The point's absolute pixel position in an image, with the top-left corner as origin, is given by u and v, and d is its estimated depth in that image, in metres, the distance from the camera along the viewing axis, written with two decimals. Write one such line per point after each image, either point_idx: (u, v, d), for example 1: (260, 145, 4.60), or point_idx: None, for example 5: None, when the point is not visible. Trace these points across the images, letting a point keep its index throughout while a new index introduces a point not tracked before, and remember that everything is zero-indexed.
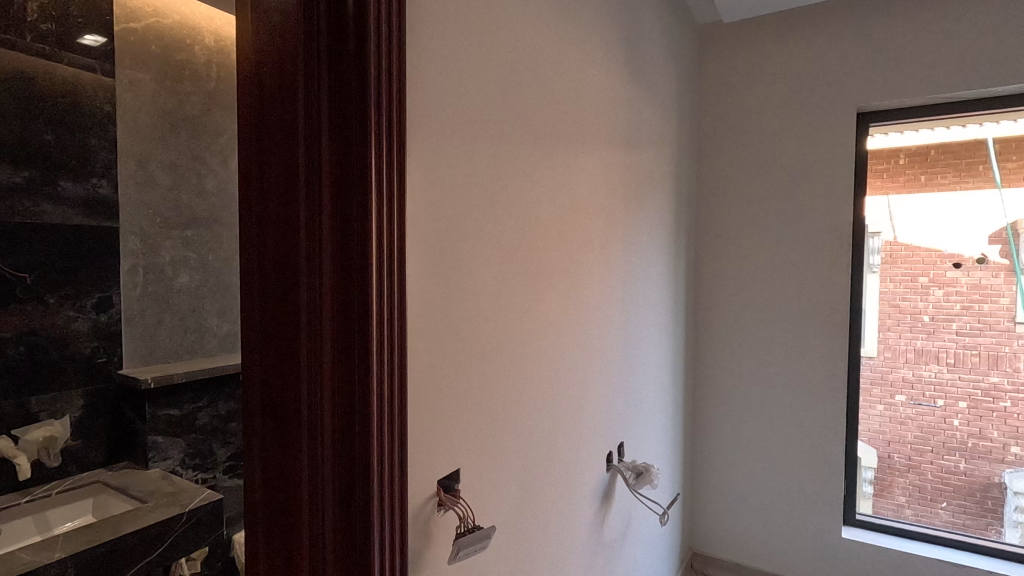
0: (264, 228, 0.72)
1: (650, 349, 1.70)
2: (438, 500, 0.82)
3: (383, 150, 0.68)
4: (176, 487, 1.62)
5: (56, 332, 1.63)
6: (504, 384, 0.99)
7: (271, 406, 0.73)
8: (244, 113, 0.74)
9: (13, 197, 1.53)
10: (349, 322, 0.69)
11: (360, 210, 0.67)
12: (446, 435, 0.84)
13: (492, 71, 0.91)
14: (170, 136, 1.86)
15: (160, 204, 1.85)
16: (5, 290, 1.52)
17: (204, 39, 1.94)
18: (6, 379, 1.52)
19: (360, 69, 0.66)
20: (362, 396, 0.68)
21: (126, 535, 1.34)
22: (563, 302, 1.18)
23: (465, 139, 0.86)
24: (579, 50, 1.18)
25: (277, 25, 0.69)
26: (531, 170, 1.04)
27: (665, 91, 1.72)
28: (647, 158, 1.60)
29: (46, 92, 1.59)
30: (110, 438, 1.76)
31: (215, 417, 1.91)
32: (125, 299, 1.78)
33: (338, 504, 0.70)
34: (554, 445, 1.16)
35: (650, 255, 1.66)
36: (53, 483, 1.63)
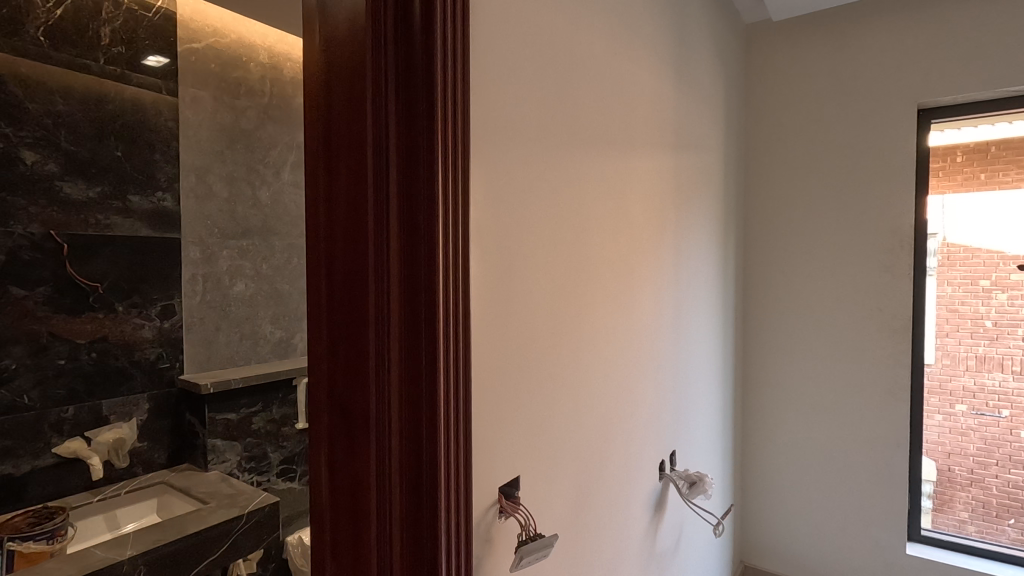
0: (332, 235, 0.73)
1: (701, 353, 1.66)
2: (499, 507, 0.82)
3: (449, 158, 0.69)
4: (236, 488, 1.67)
5: (124, 339, 1.71)
6: (560, 389, 0.98)
7: (339, 412, 0.74)
8: (312, 124, 0.76)
9: (87, 211, 1.62)
10: (417, 326, 0.70)
11: (428, 216, 0.68)
12: (507, 440, 0.84)
13: (547, 76, 0.91)
14: (227, 149, 1.93)
15: (218, 214, 1.92)
16: (79, 299, 1.61)
17: (259, 56, 2.01)
18: (80, 383, 1.61)
19: (427, 79, 0.68)
20: (430, 399, 0.69)
21: (192, 534, 1.40)
22: (616, 307, 1.16)
23: (523, 145, 0.86)
24: (631, 50, 1.17)
25: (346, 37, 0.70)
26: (585, 174, 1.03)
27: (714, 93, 1.69)
28: (697, 160, 1.57)
29: (117, 112, 1.68)
30: (172, 440, 1.83)
31: (269, 422, 1.97)
32: (186, 307, 1.86)
33: (405, 507, 0.72)
34: (607, 452, 1.14)
35: (701, 257, 1.63)
36: (121, 484, 1.70)
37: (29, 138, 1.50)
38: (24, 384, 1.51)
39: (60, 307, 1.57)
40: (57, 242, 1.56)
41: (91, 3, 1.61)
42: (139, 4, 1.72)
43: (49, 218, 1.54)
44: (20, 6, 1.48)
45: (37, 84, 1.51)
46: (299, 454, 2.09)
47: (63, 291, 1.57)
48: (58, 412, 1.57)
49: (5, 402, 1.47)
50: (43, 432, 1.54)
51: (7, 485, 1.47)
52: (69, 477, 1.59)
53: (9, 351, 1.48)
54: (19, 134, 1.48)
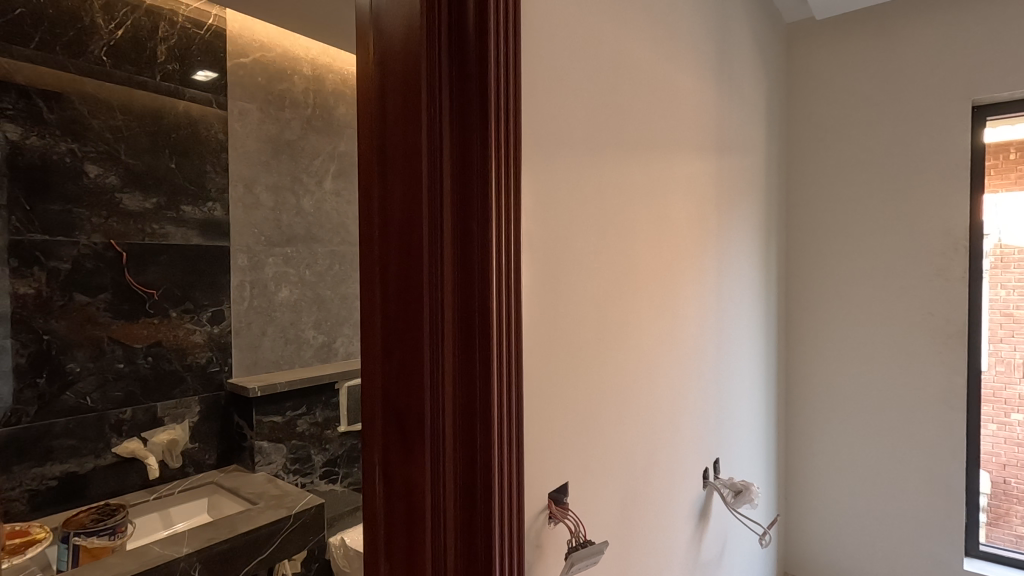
0: (386, 243, 0.75)
1: (744, 359, 1.63)
2: (549, 513, 0.82)
3: (502, 167, 0.70)
4: (282, 490, 1.71)
5: (177, 344, 1.77)
6: (606, 395, 0.97)
7: (393, 417, 0.75)
8: (366, 133, 0.78)
9: (144, 221, 1.69)
10: (471, 332, 0.71)
11: (482, 225, 0.69)
12: (556, 447, 0.84)
13: (594, 82, 0.91)
14: (273, 160, 2.00)
15: (264, 223, 1.98)
16: (136, 305, 1.68)
17: (302, 69, 2.08)
18: (137, 386, 1.68)
19: (480, 90, 0.69)
20: (484, 404, 0.70)
21: (242, 533, 1.44)
22: (660, 313, 1.15)
23: (572, 152, 0.86)
24: (674, 54, 1.16)
25: (400, 51, 0.72)
26: (630, 180, 1.03)
27: (756, 95, 1.66)
28: (739, 162, 1.54)
29: (172, 125, 1.75)
30: (221, 442, 1.89)
31: (313, 425, 2.01)
32: (234, 312, 1.92)
33: (459, 510, 0.73)
34: (652, 459, 1.13)
35: (743, 260, 1.60)
36: (174, 483, 1.76)
37: (92, 152, 1.58)
38: (87, 387, 1.58)
39: (119, 313, 1.64)
40: (117, 251, 1.63)
41: (148, 23, 1.69)
42: (192, 22, 1.80)
43: (110, 228, 1.62)
44: (85, 27, 1.56)
45: (99, 101, 1.59)
46: (340, 457, 2.13)
47: (122, 298, 1.65)
48: (117, 414, 1.64)
49: (69, 403, 1.55)
50: (104, 433, 1.61)
51: (71, 483, 1.55)
52: (126, 476, 1.66)
53: (74, 355, 1.56)
54: (82, 149, 1.56)
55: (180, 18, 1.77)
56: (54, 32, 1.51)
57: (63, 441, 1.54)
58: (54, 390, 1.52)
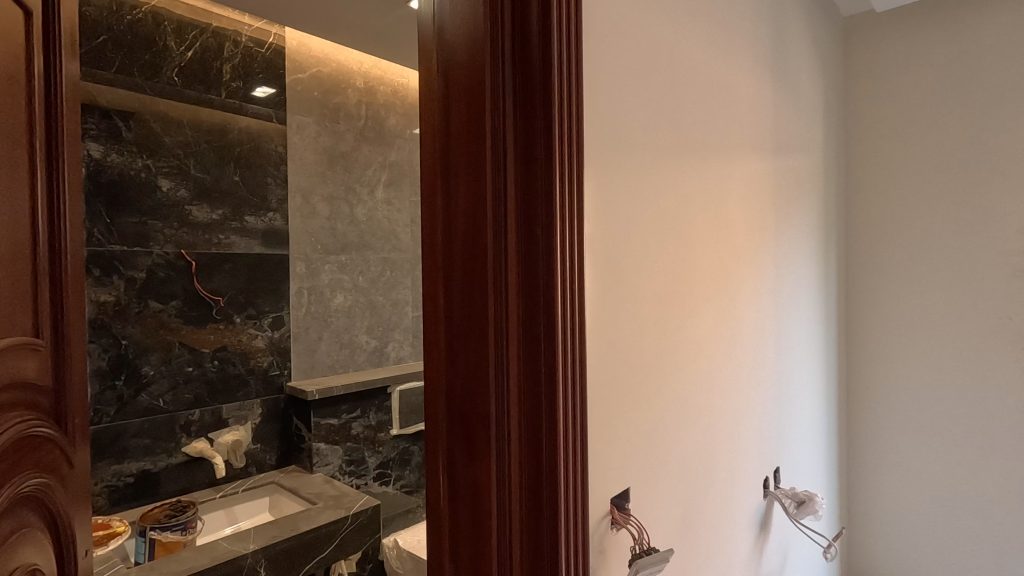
0: (450, 251, 0.76)
1: (804, 365, 1.57)
2: (611, 519, 0.82)
3: (566, 173, 0.71)
4: (339, 491, 1.75)
5: (241, 348, 1.85)
6: (667, 401, 0.96)
7: (457, 419, 0.76)
8: (428, 142, 0.80)
9: (211, 232, 1.78)
10: (536, 338, 0.72)
11: (546, 231, 0.70)
12: (617, 454, 0.83)
13: (653, 85, 0.90)
14: (328, 171, 2.09)
15: (320, 231, 2.07)
16: (204, 311, 1.77)
17: (356, 82, 2.18)
18: (205, 389, 1.77)
19: (545, 95, 0.70)
20: (550, 409, 0.70)
21: (304, 532, 1.49)
22: (718, 317, 1.13)
23: (632, 155, 0.86)
24: (730, 54, 1.14)
25: (464, 62, 0.74)
26: (688, 182, 1.01)
27: (814, 93, 1.62)
28: (797, 162, 1.50)
29: (236, 140, 1.84)
30: (281, 443, 1.95)
31: (367, 428, 2.07)
32: (293, 318, 2.00)
33: (525, 512, 0.73)
34: (712, 467, 1.10)
35: (802, 263, 1.55)
36: (238, 482, 1.84)
37: (164, 168, 1.68)
38: (160, 389, 1.67)
39: (189, 319, 1.73)
40: (187, 260, 1.72)
41: (215, 44, 1.78)
42: (254, 41, 1.89)
43: (180, 239, 1.71)
44: (159, 51, 1.66)
45: (171, 119, 1.69)
46: (393, 459, 2.18)
47: (191, 305, 1.74)
48: (187, 416, 1.73)
49: (144, 404, 1.64)
50: (174, 433, 1.70)
51: (145, 480, 1.64)
52: (195, 475, 1.75)
53: (148, 359, 1.65)
54: (156, 165, 1.66)
55: (244, 38, 1.86)
56: (132, 55, 1.61)
57: (139, 440, 1.63)
58: (131, 391, 1.61)
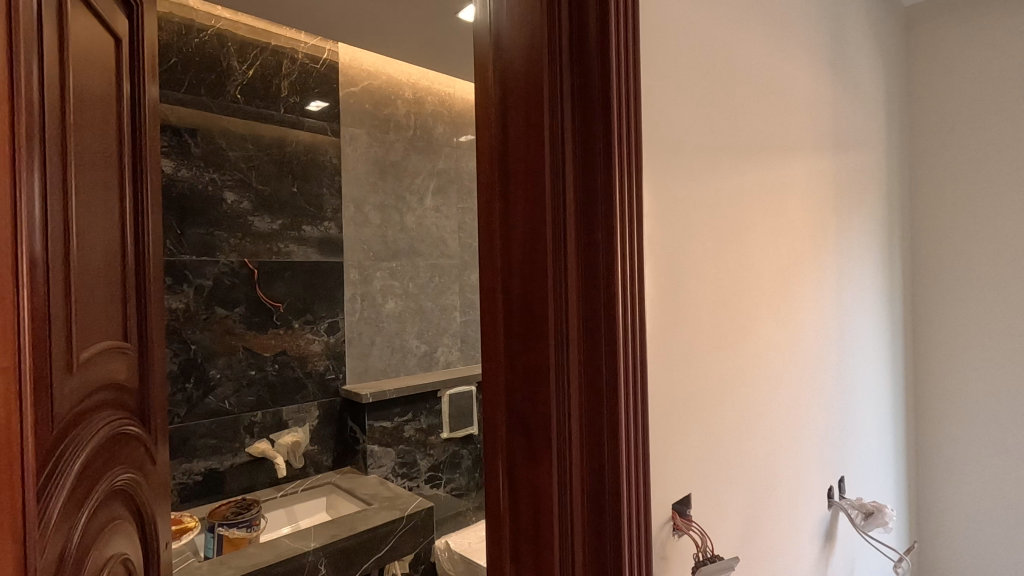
0: (509, 254, 0.77)
1: (868, 370, 1.50)
2: (673, 525, 0.80)
3: (625, 176, 0.71)
4: (393, 492, 1.79)
5: (300, 353, 1.92)
6: (727, 406, 0.93)
7: (517, 422, 0.77)
8: (486, 149, 0.81)
9: (272, 241, 1.86)
10: (597, 340, 0.71)
11: (607, 233, 0.70)
12: (679, 459, 0.82)
13: (711, 85, 0.89)
14: (379, 180, 2.17)
15: (372, 239, 2.14)
16: (266, 317, 1.85)
17: (405, 93, 2.26)
18: (266, 391, 1.84)
19: (604, 98, 0.70)
20: (612, 412, 0.70)
21: (361, 532, 1.53)
22: (778, 320, 1.09)
23: (691, 157, 0.85)
24: (786, 51, 1.11)
25: (523, 69, 0.75)
26: (746, 182, 0.99)
27: (874, 86, 1.56)
28: (857, 159, 1.44)
29: (294, 152, 1.92)
30: (337, 445, 2.01)
31: (418, 431, 2.11)
32: (347, 323, 2.06)
33: (587, 515, 0.73)
34: (774, 475, 1.07)
35: (864, 264, 1.48)
36: (298, 482, 1.91)
37: (229, 181, 1.77)
38: (226, 392, 1.75)
39: (251, 324, 1.81)
40: (249, 268, 1.80)
41: (274, 61, 1.87)
42: (310, 58, 1.97)
43: (244, 248, 1.80)
44: (224, 70, 1.75)
45: (234, 134, 1.77)
46: (444, 462, 2.21)
47: (254, 311, 1.82)
48: (250, 417, 1.80)
49: (212, 406, 1.72)
50: (239, 433, 1.77)
51: (212, 478, 1.72)
52: (258, 474, 1.82)
53: (215, 362, 1.73)
54: (222, 178, 1.75)
55: (300, 55, 1.94)
56: (199, 76, 1.71)
57: (206, 440, 1.71)
58: (200, 393, 1.70)
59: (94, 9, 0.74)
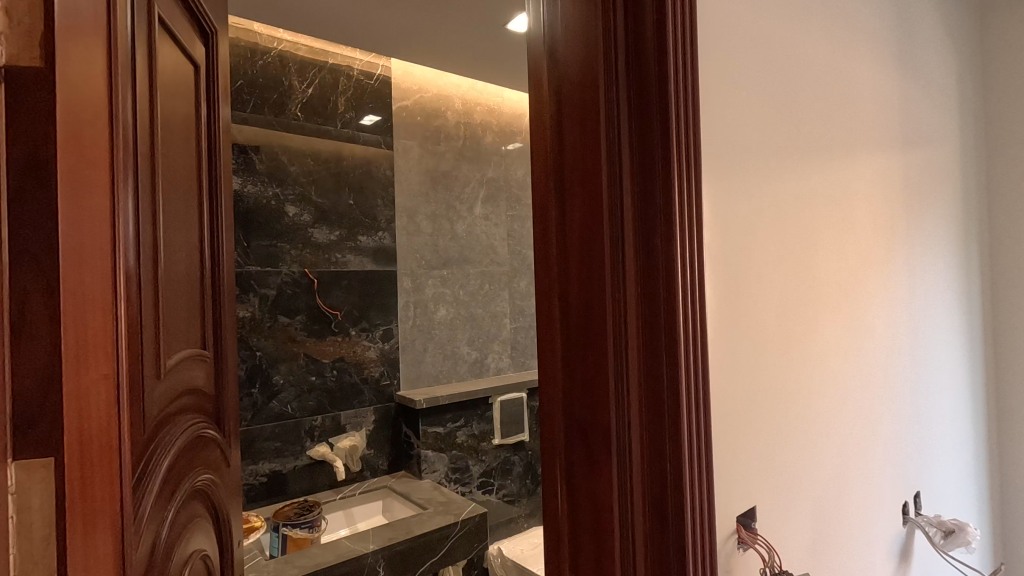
0: (566, 263, 0.78)
1: (944, 378, 1.41)
2: (738, 538, 0.78)
3: (685, 181, 0.70)
4: (448, 497, 1.82)
5: (356, 359, 1.99)
6: (793, 415, 0.90)
7: (576, 429, 0.77)
8: (541, 158, 0.82)
9: (330, 251, 1.94)
10: (656, 347, 0.71)
11: (666, 240, 0.69)
12: (743, 470, 0.80)
13: (770, 85, 0.86)
14: (430, 190, 2.22)
15: (424, 248, 2.19)
16: (325, 325, 1.92)
17: (454, 105, 2.32)
18: (326, 397, 1.91)
19: (661, 104, 0.69)
20: (673, 421, 0.69)
21: (418, 536, 1.56)
22: (845, 326, 1.05)
23: (751, 159, 0.82)
24: (850, 45, 1.06)
25: (577, 78, 0.75)
26: (810, 183, 0.95)
27: (946, 77, 1.47)
28: (928, 156, 1.37)
29: (350, 166, 1.99)
30: (392, 450, 2.06)
31: (471, 437, 2.14)
32: (401, 330, 2.12)
33: (649, 526, 0.72)
34: (843, 488, 1.01)
35: (938, 265, 1.40)
36: (355, 486, 1.96)
37: (290, 195, 1.85)
38: (288, 397, 1.83)
39: (311, 332, 1.88)
40: (309, 278, 1.88)
41: (331, 79, 1.95)
42: (365, 74, 2.04)
43: (304, 259, 1.87)
44: (285, 90, 1.84)
45: (295, 150, 1.86)
46: (495, 468, 2.23)
47: (314, 319, 1.89)
48: (310, 421, 1.87)
49: (276, 410, 1.80)
50: (301, 437, 1.84)
51: (276, 480, 1.79)
52: (318, 476, 1.88)
53: (279, 368, 1.81)
54: (284, 193, 1.83)
55: (356, 72, 2.01)
56: (264, 96, 1.80)
57: (271, 443, 1.79)
58: (264, 398, 1.78)
59: (177, 38, 0.79)
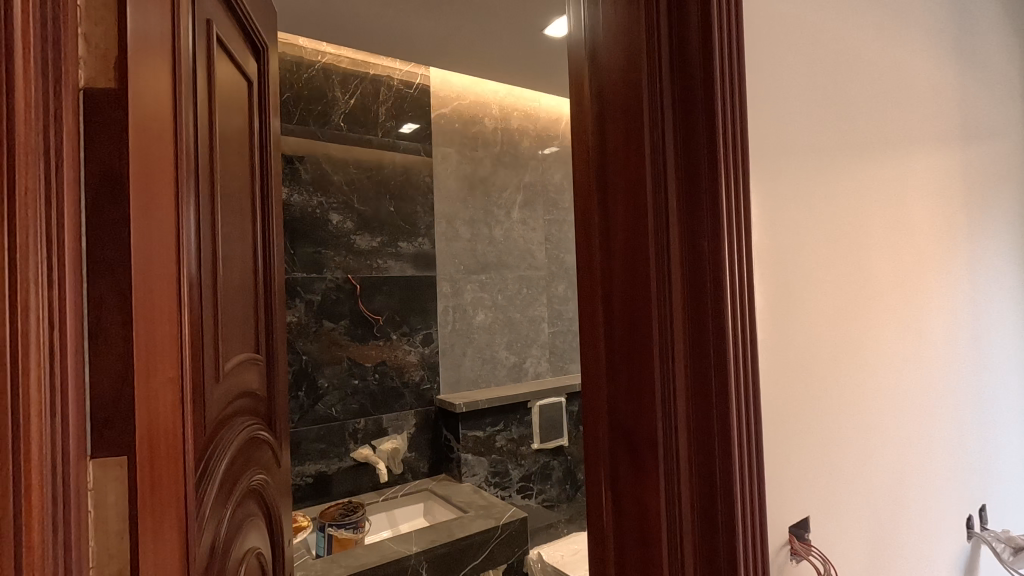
0: (610, 267, 0.77)
1: (1011, 383, 1.34)
2: (791, 549, 0.75)
3: (732, 183, 0.69)
4: (488, 501, 1.82)
5: (398, 363, 2.02)
6: (847, 422, 0.87)
7: (621, 435, 0.76)
8: (584, 162, 0.82)
9: (372, 258, 1.98)
10: (704, 353, 0.69)
11: (713, 243, 0.68)
12: (795, 479, 0.77)
13: (820, 82, 0.84)
14: (468, 196, 2.25)
15: (462, 253, 2.22)
16: (367, 329, 1.96)
17: (491, 111, 2.34)
18: (368, 400, 1.95)
19: (707, 106, 0.68)
20: (722, 427, 0.68)
21: (459, 539, 1.57)
22: (902, 330, 1.00)
23: (800, 159, 0.80)
24: (904, 38, 1.02)
25: (620, 82, 0.75)
26: (863, 182, 0.92)
27: (1009, 66, 1.40)
28: (990, 150, 1.30)
29: (391, 173, 2.03)
30: (432, 453, 2.09)
31: (510, 441, 2.14)
32: (441, 335, 2.14)
33: (698, 534, 0.71)
34: (901, 499, 0.97)
35: (1003, 265, 1.33)
36: (398, 488, 1.99)
37: (334, 204, 1.90)
38: (333, 400, 1.88)
39: (354, 336, 1.93)
40: (352, 284, 1.93)
41: (373, 89, 2.00)
42: (404, 83, 2.08)
43: (347, 265, 1.92)
44: (329, 101, 1.90)
45: (339, 159, 1.91)
46: (535, 473, 2.23)
47: (357, 324, 1.93)
48: (354, 424, 1.91)
49: (321, 413, 1.85)
50: (345, 439, 1.89)
51: (322, 481, 1.83)
52: (362, 478, 1.92)
53: (324, 372, 1.86)
54: (328, 201, 1.89)
55: (396, 82, 2.06)
56: (309, 108, 1.86)
57: (316, 445, 1.84)
58: (310, 401, 1.83)
59: (233, 55, 0.83)
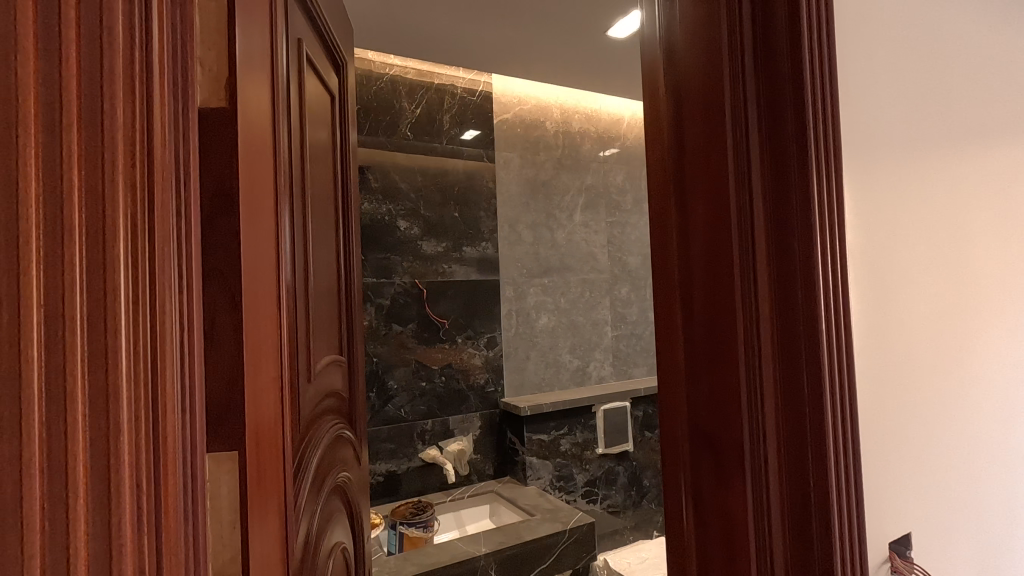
0: (689, 270, 0.75)
1: None
2: (892, 567, 0.70)
3: (822, 180, 0.66)
4: (554, 504, 1.82)
5: (463, 365, 2.06)
6: (950, 432, 0.81)
7: (702, 442, 0.74)
8: (660, 163, 0.80)
9: (438, 262, 2.02)
10: (795, 357, 0.66)
11: (804, 243, 0.65)
12: (895, 491, 0.73)
13: (917, 71, 0.79)
14: (531, 200, 2.26)
15: (525, 257, 2.23)
16: (434, 332, 2.00)
17: (553, 115, 2.35)
18: (435, 401, 1.99)
19: (796, 101, 0.66)
20: (817, 435, 0.65)
21: (528, 541, 1.57)
22: (1009, 333, 0.93)
23: (896, 153, 0.76)
24: (1010, 20, 0.95)
25: (699, 80, 0.73)
26: (964, 174, 0.86)
27: None
28: None
29: (455, 179, 2.07)
30: (497, 455, 2.11)
31: (574, 445, 2.14)
32: (505, 338, 2.16)
33: (789, 547, 0.68)
34: (1011, 516, 0.89)
35: None
36: (464, 488, 2.02)
37: (401, 210, 1.96)
38: (401, 400, 1.93)
39: (422, 339, 1.98)
40: (419, 288, 1.98)
41: (437, 98, 2.05)
42: (467, 91, 2.12)
43: (415, 270, 1.98)
44: (396, 112, 1.96)
45: (406, 168, 1.97)
46: (600, 478, 2.21)
47: (424, 327, 1.98)
48: (422, 425, 1.96)
49: (390, 413, 1.91)
50: (413, 439, 1.94)
51: (392, 480, 1.89)
52: (429, 478, 1.96)
53: (393, 373, 1.92)
54: (395, 209, 1.95)
55: (459, 90, 2.10)
56: (378, 118, 1.93)
57: (386, 445, 1.89)
58: (381, 402, 1.89)
59: (319, 73, 0.88)
